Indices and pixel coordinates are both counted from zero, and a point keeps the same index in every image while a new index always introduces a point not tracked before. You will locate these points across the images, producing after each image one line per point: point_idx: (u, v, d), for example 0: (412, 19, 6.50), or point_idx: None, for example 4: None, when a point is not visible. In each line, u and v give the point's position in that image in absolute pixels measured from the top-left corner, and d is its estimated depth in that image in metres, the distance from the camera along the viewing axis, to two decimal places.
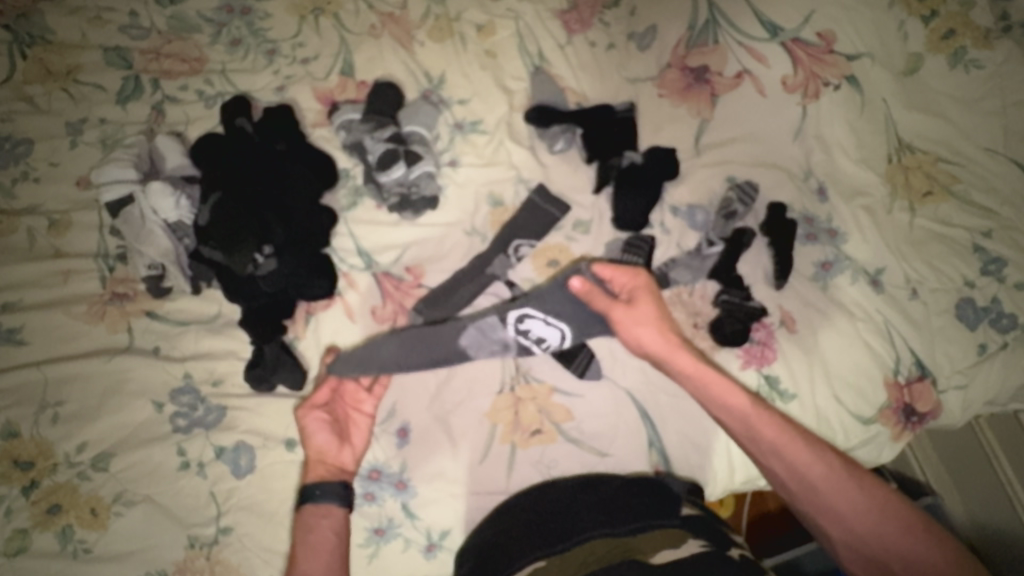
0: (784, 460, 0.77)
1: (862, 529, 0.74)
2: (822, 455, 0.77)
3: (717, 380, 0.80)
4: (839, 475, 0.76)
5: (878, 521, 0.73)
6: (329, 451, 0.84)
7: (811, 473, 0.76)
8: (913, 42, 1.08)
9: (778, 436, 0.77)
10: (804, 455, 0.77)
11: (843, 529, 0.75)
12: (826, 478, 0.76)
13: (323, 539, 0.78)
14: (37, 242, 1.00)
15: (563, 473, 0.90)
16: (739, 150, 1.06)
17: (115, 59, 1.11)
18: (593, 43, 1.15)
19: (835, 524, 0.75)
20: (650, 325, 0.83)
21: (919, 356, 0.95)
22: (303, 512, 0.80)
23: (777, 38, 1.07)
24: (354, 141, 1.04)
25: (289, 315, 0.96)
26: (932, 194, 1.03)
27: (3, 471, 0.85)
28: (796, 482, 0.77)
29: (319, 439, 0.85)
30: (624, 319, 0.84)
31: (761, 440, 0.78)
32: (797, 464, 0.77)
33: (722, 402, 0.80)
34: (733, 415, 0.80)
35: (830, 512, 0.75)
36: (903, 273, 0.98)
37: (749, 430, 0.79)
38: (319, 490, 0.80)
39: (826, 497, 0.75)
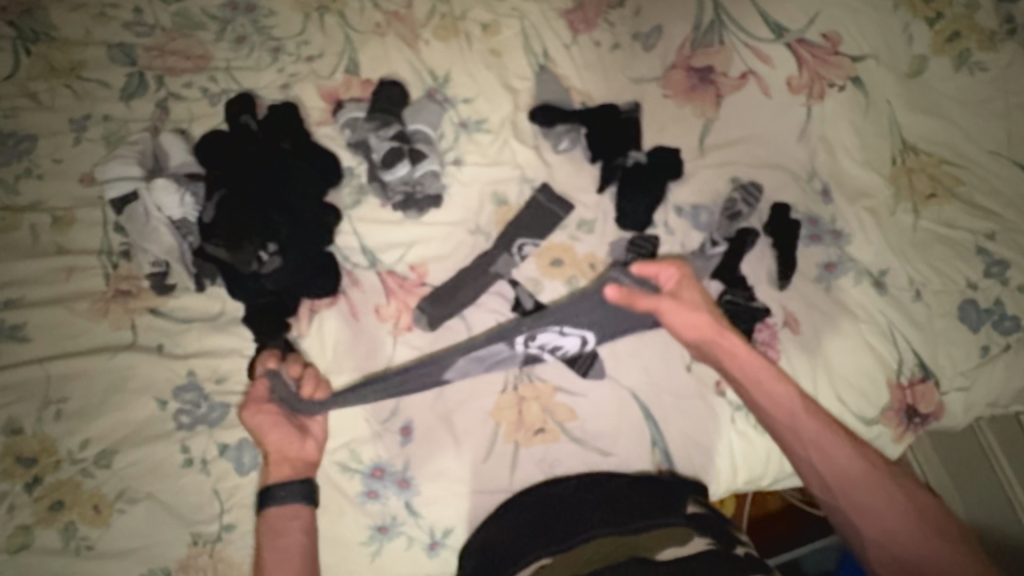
0: (825, 453, 0.78)
1: (898, 530, 0.73)
2: (862, 451, 0.78)
3: (763, 370, 0.82)
4: (878, 471, 0.76)
5: (916, 524, 0.73)
6: (289, 453, 0.83)
7: (851, 467, 0.77)
8: (917, 44, 1.08)
9: (822, 427, 0.79)
10: (846, 449, 0.77)
11: (879, 528, 0.74)
12: (865, 473, 0.76)
13: (287, 537, 0.78)
14: (40, 239, 0.99)
15: (566, 472, 0.90)
16: (743, 151, 1.06)
17: (119, 55, 1.11)
18: (598, 43, 1.15)
19: (872, 523, 0.74)
20: (700, 314, 0.84)
21: (921, 357, 0.95)
22: (267, 513, 0.79)
23: (781, 39, 1.07)
24: (358, 139, 1.04)
25: (293, 312, 0.95)
26: (936, 196, 1.03)
27: (6, 468, 0.85)
28: (833, 475, 0.77)
29: (277, 442, 0.83)
30: (674, 310, 0.84)
31: (803, 431, 0.79)
32: (837, 458, 0.77)
33: (767, 390, 0.82)
34: (777, 403, 0.81)
35: (867, 509, 0.75)
36: (906, 275, 0.99)
37: (792, 421, 0.80)
38: (282, 490, 0.80)
39: (864, 493, 0.75)
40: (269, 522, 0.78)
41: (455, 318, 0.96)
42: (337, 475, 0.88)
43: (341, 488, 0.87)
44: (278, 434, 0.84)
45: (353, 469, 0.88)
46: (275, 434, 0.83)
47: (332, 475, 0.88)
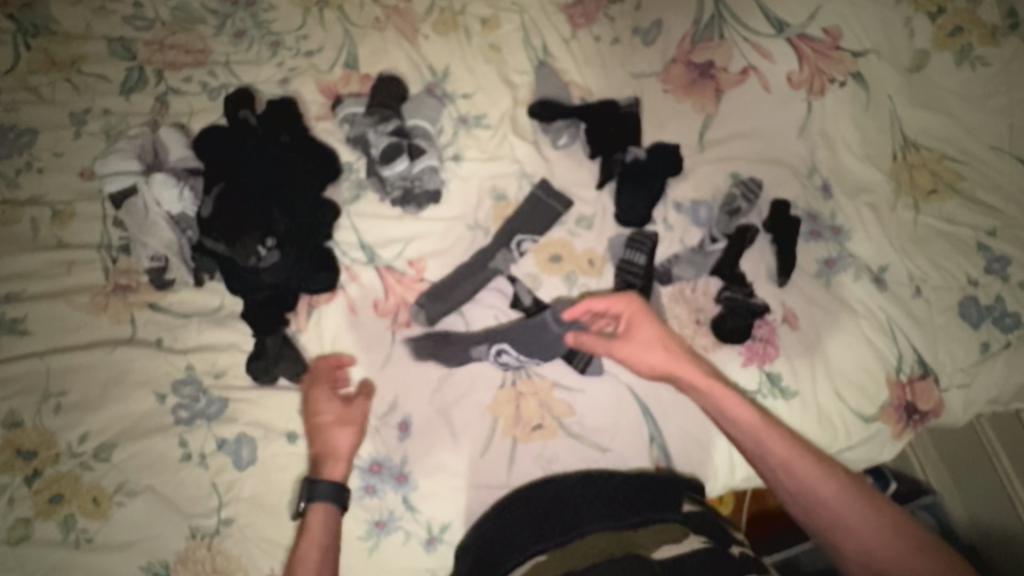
0: (794, 474, 0.78)
1: (876, 549, 0.72)
2: (831, 471, 0.77)
3: (723, 394, 0.82)
4: (847, 489, 0.76)
5: (891, 540, 0.72)
6: (348, 444, 0.85)
7: (821, 488, 0.76)
8: (919, 39, 1.07)
9: (788, 449, 0.78)
10: (815, 469, 0.77)
11: (857, 547, 0.73)
12: (835, 493, 0.76)
13: (325, 540, 0.79)
14: (40, 233, 1.00)
15: (564, 467, 0.90)
16: (744, 146, 1.05)
17: (119, 50, 1.11)
18: (598, 38, 1.14)
19: (850, 542, 0.74)
20: (654, 345, 0.86)
21: (921, 354, 0.95)
22: (310, 511, 0.80)
23: (782, 34, 1.06)
24: (357, 134, 1.03)
25: (291, 308, 0.96)
26: (937, 192, 1.03)
27: (6, 460, 0.86)
28: (806, 496, 0.77)
29: (349, 433, 0.85)
30: (629, 349, 0.87)
31: (770, 454, 0.79)
32: (806, 479, 0.77)
33: (732, 415, 0.82)
34: (743, 429, 0.81)
35: (842, 528, 0.74)
36: (906, 271, 0.98)
37: (759, 443, 0.80)
38: (326, 486, 0.81)
39: (836, 513, 0.75)
40: (312, 519, 0.80)
41: (454, 313, 0.96)
42: None
43: None
44: (353, 425, 0.86)
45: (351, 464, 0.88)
46: (351, 423, 0.86)
47: None
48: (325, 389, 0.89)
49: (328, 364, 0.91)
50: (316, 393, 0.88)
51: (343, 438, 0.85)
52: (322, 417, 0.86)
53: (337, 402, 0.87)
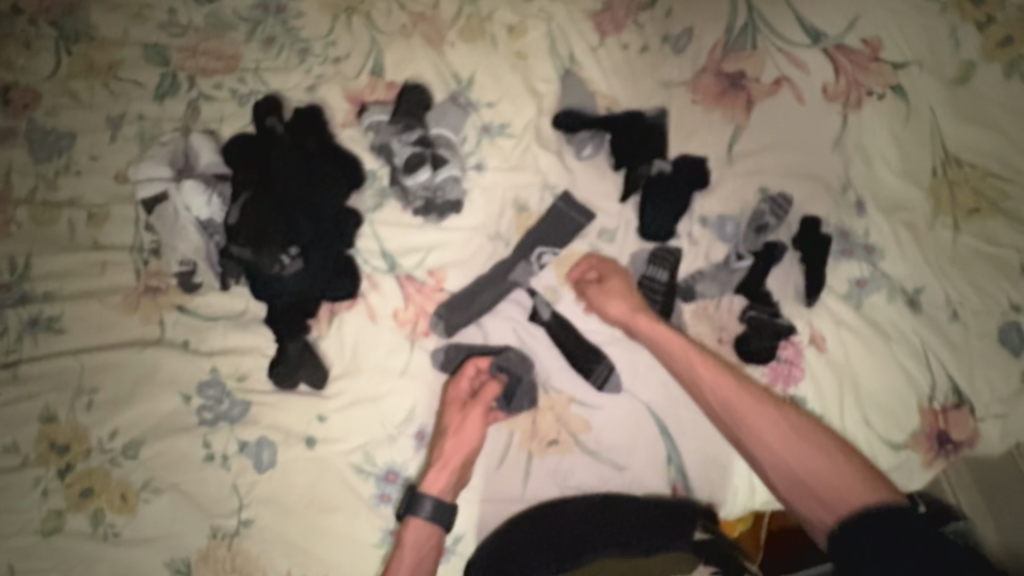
0: (719, 394, 0.83)
1: (787, 459, 0.77)
2: (751, 390, 0.82)
3: (665, 333, 0.88)
4: (763, 404, 0.80)
5: (807, 451, 0.76)
6: (457, 455, 0.86)
7: (740, 403, 0.81)
8: (966, 49, 1.00)
9: (713, 374, 0.84)
10: (736, 390, 0.82)
11: (771, 456, 0.78)
12: (753, 409, 0.80)
13: (421, 558, 0.83)
14: (77, 234, 1.04)
15: (579, 484, 0.89)
16: (775, 159, 1.02)
17: (154, 56, 1.13)
18: (626, 45, 1.11)
19: (771, 457, 0.78)
20: (620, 294, 0.92)
21: (956, 382, 0.90)
22: (408, 522, 0.83)
23: (818, 44, 1.03)
24: (381, 142, 1.04)
25: (313, 314, 0.97)
26: (979, 211, 0.97)
27: (42, 453, 0.91)
28: (729, 414, 0.82)
29: (460, 442, 0.87)
30: (596, 295, 0.93)
31: (700, 380, 0.84)
32: (727, 398, 0.82)
33: (669, 351, 0.87)
34: (679, 361, 0.86)
35: (757, 439, 0.79)
36: (944, 293, 0.95)
37: (691, 371, 0.85)
38: (431, 501, 0.83)
39: (757, 429, 0.79)
40: (410, 531, 0.83)
41: (472, 325, 0.97)
42: (356, 479, 0.91)
43: (355, 489, 0.91)
44: (469, 433, 0.87)
45: (368, 471, 0.91)
46: (464, 434, 0.87)
47: (347, 475, 0.91)
48: (461, 391, 0.90)
49: (471, 367, 0.91)
50: (448, 392, 0.90)
51: (454, 447, 0.87)
52: (447, 421, 0.89)
53: (457, 408, 0.89)
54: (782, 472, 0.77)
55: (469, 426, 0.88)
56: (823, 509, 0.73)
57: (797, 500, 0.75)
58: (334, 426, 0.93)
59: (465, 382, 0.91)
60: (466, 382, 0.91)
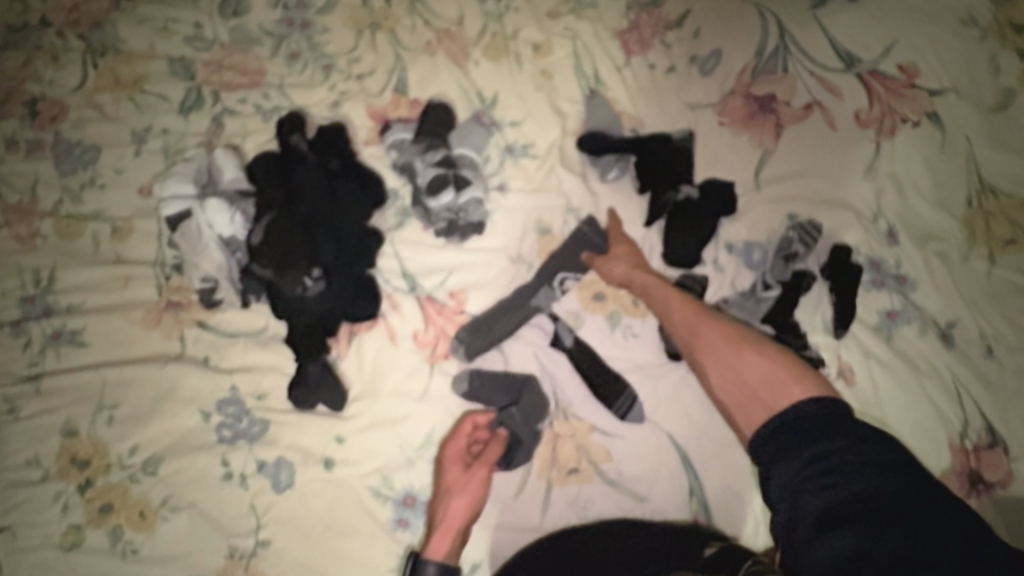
0: (686, 322, 0.85)
1: (742, 377, 0.78)
2: (719, 320, 0.84)
3: (643, 272, 0.91)
4: (726, 330, 0.82)
5: (757, 362, 0.78)
6: (461, 516, 0.85)
7: (704, 329, 0.83)
8: (1005, 75, 0.98)
9: (683, 306, 0.87)
10: (702, 318, 0.84)
11: (728, 376, 0.79)
12: (717, 336, 0.82)
13: None
14: (100, 247, 1.04)
15: (598, 514, 0.88)
16: (803, 186, 1.00)
17: (179, 70, 1.13)
18: (652, 66, 1.09)
19: (722, 374, 0.80)
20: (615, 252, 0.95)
21: (990, 421, 0.88)
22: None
23: (853, 69, 1.01)
24: (404, 161, 1.03)
25: (332, 334, 0.97)
26: (1016, 243, 0.94)
27: (63, 468, 0.92)
28: (694, 341, 0.84)
29: (462, 502, 0.85)
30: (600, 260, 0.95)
31: (670, 312, 0.87)
32: (693, 324, 0.85)
33: (646, 289, 0.90)
34: (654, 296, 0.90)
35: (717, 361, 0.81)
36: (978, 328, 0.92)
37: (664, 305, 0.88)
38: (435, 566, 0.81)
39: (713, 344, 0.82)
40: None
41: (494, 349, 0.96)
42: (373, 502, 0.91)
43: (372, 513, 0.90)
44: (472, 492, 0.86)
45: (385, 495, 0.91)
46: (468, 494, 0.85)
47: (365, 499, 0.91)
48: (460, 450, 0.89)
49: (469, 424, 0.90)
50: (448, 451, 0.89)
51: (457, 508, 0.85)
52: (447, 481, 0.87)
53: (458, 468, 0.87)
54: (731, 384, 0.79)
55: (471, 486, 0.86)
56: (761, 411, 0.75)
57: (740, 409, 0.77)
58: (352, 448, 0.93)
59: (465, 441, 0.90)
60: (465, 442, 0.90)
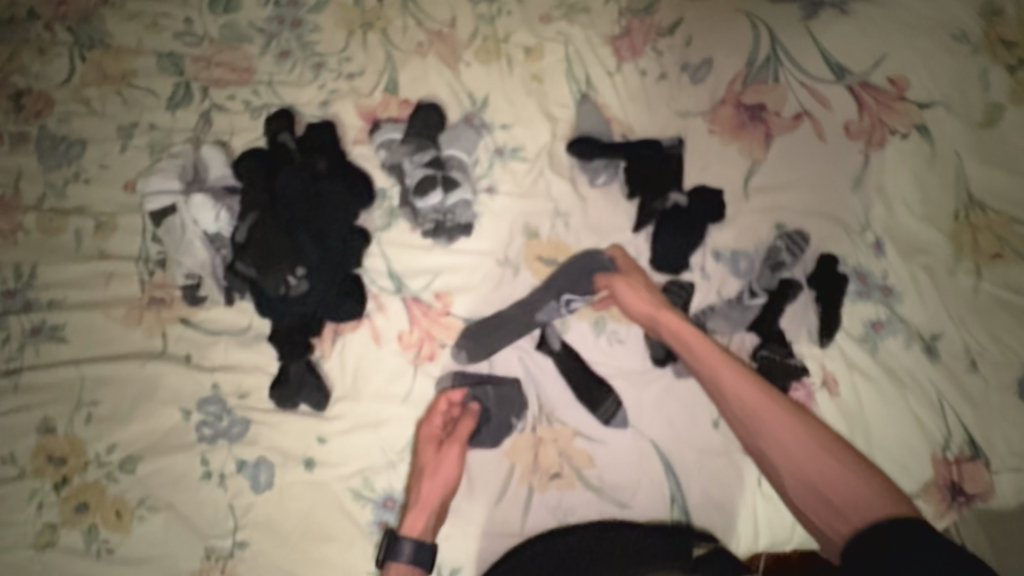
0: (737, 396, 0.79)
1: (809, 470, 0.72)
2: (776, 398, 0.78)
3: (684, 328, 0.86)
4: (788, 412, 0.76)
5: (828, 459, 0.72)
6: (436, 495, 0.84)
7: (759, 407, 0.77)
8: (994, 92, 0.97)
9: (733, 374, 0.80)
10: (757, 394, 0.78)
11: (793, 466, 0.73)
12: (776, 416, 0.76)
13: None
14: (83, 243, 1.03)
15: (580, 521, 0.87)
16: (792, 196, 0.99)
17: (168, 66, 1.13)
18: (644, 72, 1.09)
19: (784, 462, 0.74)
20: (637, 288, 0.90)
21: (972, 434, 0.88)
22: (388, 568, 0.80)
23: (842, 81, 1.01)
24: (393, 162, 1.03)
25: (316, 334, 0.96)
26: (1002, 257, 0.94)
27: (39, 465, 0.90)
28: (752, 424, 0.78)
29: (436, 482, 0.85)
30: (618, 285, 0.91)
31: (719, 380, 0.81)
32: (747, 400, 0.78)
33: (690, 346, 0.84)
34: (700, 360, 0.83)
35: (778, 449, 0.75)
36: (962, 342, 0.92)
37: (711, 372, 0.82)
38: (410, 544, 0.81)
39: (772, 429, 0.76)
40: None
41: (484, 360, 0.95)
42: (353, 504, 0.90)
43: (352, 516, 0.90)
44: (445, 472, 0.86)
45: (366, 497, 0.90)
46: (442, 473, 0.85)
47: (344, 501, 0.90)
48: (433, 429, 0.89)
49: (442, 403, 0.90)
50: (422, 431, 0.89)
51: (431, 488, 0.85)
52: (421, 460, 0.87)
53: (431, 447, 0.87)
54: (797, 476, 0.73)
55: (446, 465, 0.86)
56: (835, 516, 0.69)
57: (813, 511, 0.71)
58: (334, 450, 0.92)
59: (439, 420, 0.89)
60: (440, 421, 0.89)
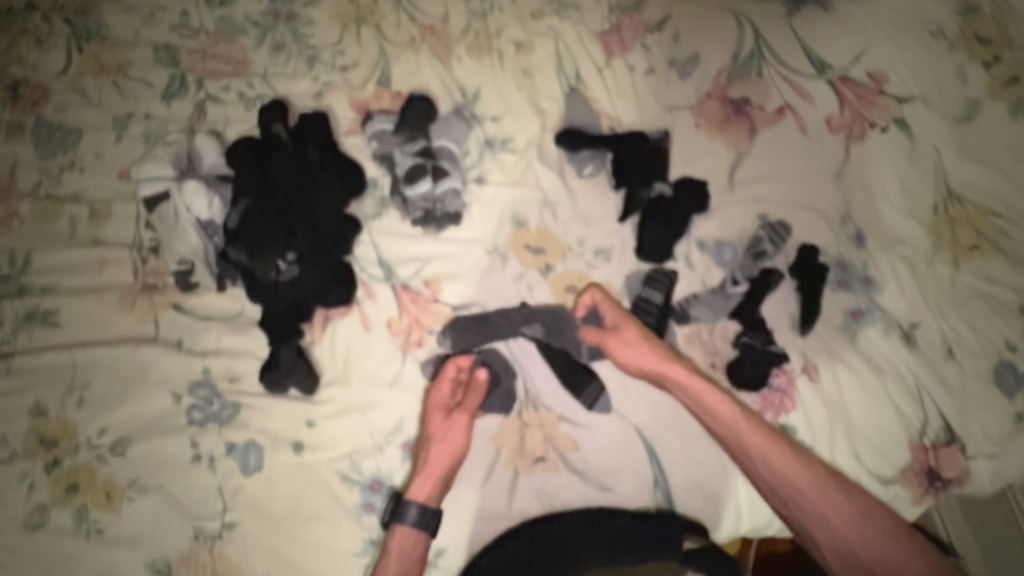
0: (772, 466, 0.84)
1: (847, 536, 0.82)
2: (809, 463, 0.85)
3: (709, 394, 0.87)
4: (824, 480, 0.84)
5: (865, 527, 0.82)
6: (442, 463, 0.87)
7: (798, 479, 0.84)
8: (972, 87, 1.01)
9: (767, 443, 0.85)
10: (792, 463, 0.84)
11: (832, 534, 0.83)
12: (812, 484, 0.84)
13: (405, 562, 0.84)
14: (78, 230, 1.04)
15: (564, 504, 0.89)
16: (775, 188, 1.01)
17: (164, 57, 1.14)
18: (632, 67, 1.11)
19: (823, 531, 0.83)
20: (641, 344, 0.90)
21: (948, 420, 0.90)
22: (393, 530, 0.84)
23: (823, 75, 1.04)
24: (384, 152, 1.05)
25: (306, 319, 0.97)
26: (979, 249, 0.97)
27: (30, 447, 0.91)
28: (790, 495, 0.84)
29: (444, 450, 0.87)
30: (618, 345, 0.90)
31: (752, 448, 0.85)
32: (785, 471, 0.84)
33: (716, 414, 0.86)
34: (728, 429, 0.86)
35: (818, 519, 0.83)
36: (940, 331, 0.94)
37: (742, 442, 0.85)
38: (416, 508, 0.84)
39: (813, 502, 0.83)
40: (395, 540, 0.84)
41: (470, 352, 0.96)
42: (340, 486, 0.91)
43: (340, 498, 0.91)
44: (452, 441, 0.88)
45: (354, 480, 0.91)
46: (448, 441, 0.87)
47: (332, 484, 0.91)
48: (443, 397, 0.91)
49: (451, 369, 0.91)
50: (431, 398, 0.90)
51: (438, 456, 0.87)
52: (429, 427, 0.89)
53: (439, 415, 0.89)
54: (836, 544, 0.83)
55: (453, 433, 0.88)
56: None
57: None
58: (323, 433, 0.93)
59: (448, 388, 0.91)
60: (448, 388, 0.91)
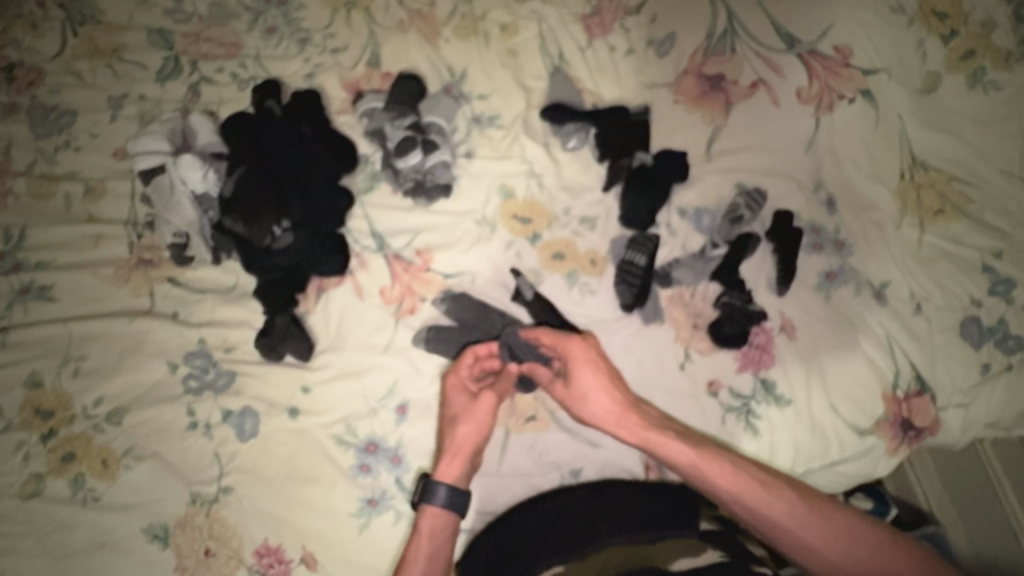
0: (744, 503, 0.79)
1: (837, 561, 0.75)
2: (778, 492, 0.79)
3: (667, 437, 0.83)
4: (798, 506, 0.78)
5: (856, 549, 0.75)
6: (469, 444, 0.87)
7: (771, 511, 0.78)
8: (932, 60, 1.09)
9: (732, 480, 0.80)
10: (761, 496, 0.79)
11: (821, 562, 0.76)
12: (788, 514, 0.78)
13: (437, 546, 0.82)
14: (73, 207, 1.06)
15: (554, 460, 0.92)
16: (750, 158, 1.07)
17: (158, 40, 1.17)
18: (613, 48, 1.16)
19: (812, 559, 0.77)
20: (591, 392, 0.88)
21: (919, 371, 0.95)
22: (425, 510, 0.84)
23: (793, 50, 1.09)
24: (375, 128, 1.08)
25: (300, 289, 1.00)
26: (943, 213, 1.04)
27: (26, 418, 0.92)
28: (768, 528, 0.78)
29: (470, 429, 0.87)
30: (566, 396, 0.90)
31: (720, 489, 0.80)
32: (756, 505, 0.78)
33: (676, 458, 0.83)
34: (690, 471, 0.82)
35: (803, 548, 0.77)
36: (909, 288, 0.99)
37: (708, 482, 0.81)
38: (446, 488, 0.84)
39: (793, 533, 0.77)
40: (427, 520, 0.83)
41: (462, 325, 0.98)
42: (335, 449, 0.93)
43: (335, 460, 0.93)
44: (478, 418, 0.88)
45: (349, 443, 0.93)
46: (474, 421, 0.87)
47: (328, 446, 0.93)
48: (463, 378, 0.91)
49: (469, 355, 0.91)
50: (450, 380, 0.91)
51: (465, 435, 0.87)
52: (453, 408, 0.89)
53: (464, 395, 0.89)
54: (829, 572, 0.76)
55: (478, 413, 0.88)
56: None
57: None
58: (318, 398, 0.95)
59: (467, 369, 0.91)
60: (468, 370, 0.91)
